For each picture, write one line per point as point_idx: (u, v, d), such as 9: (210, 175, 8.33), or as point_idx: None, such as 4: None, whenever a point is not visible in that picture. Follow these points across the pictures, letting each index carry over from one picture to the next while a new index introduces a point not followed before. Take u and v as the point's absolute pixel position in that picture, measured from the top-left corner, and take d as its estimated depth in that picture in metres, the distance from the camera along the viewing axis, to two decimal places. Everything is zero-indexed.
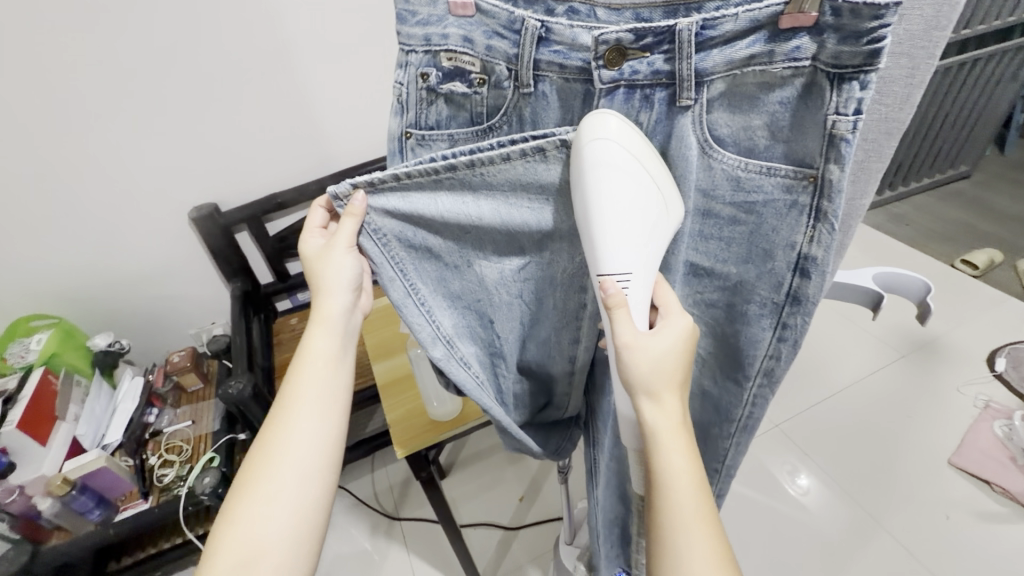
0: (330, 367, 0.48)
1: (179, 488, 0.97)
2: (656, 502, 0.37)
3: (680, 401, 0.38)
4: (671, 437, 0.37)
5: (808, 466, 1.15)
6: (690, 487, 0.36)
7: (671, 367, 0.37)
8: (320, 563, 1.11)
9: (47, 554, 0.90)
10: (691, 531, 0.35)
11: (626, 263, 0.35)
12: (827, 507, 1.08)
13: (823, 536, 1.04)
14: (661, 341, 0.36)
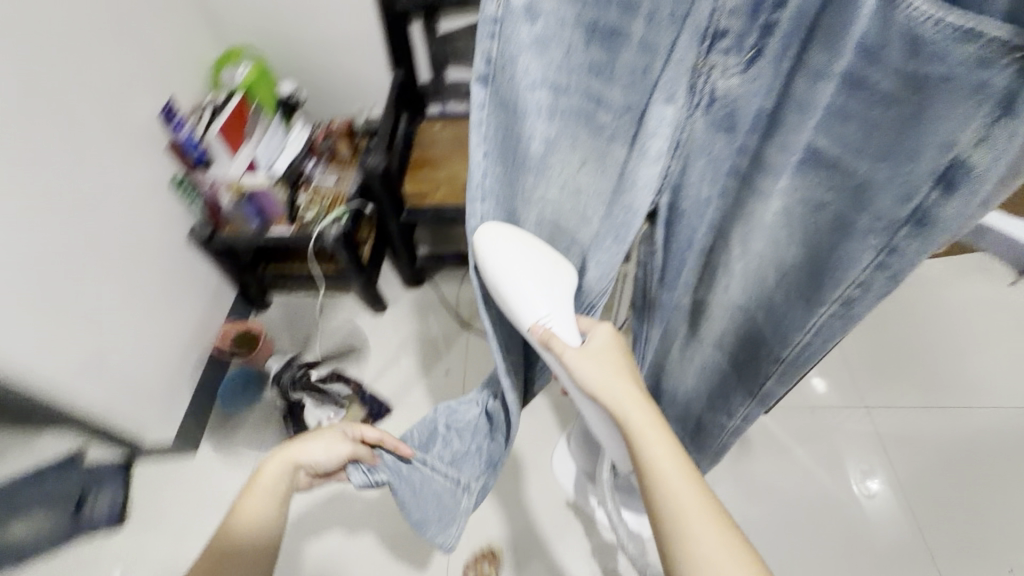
0: (271, 489, 0.62)
1: (313, 229, 1.16)
2: (659, 505, 0.40)
3: (638, 391, 0.44)
4: (650, 434, 0.42)
5: (888, 474, 1.06)
6: (679, 473, 0.41)
7: (609, 364, 0.45)
8: (400, 333, 1.33)
9: (221, 239, 1.17)
10: (694, 524, 0.39)
11: (543, 307, 0.43)
12: (889, 520, 1.01)
13: (874, 546, 0.99)
14: (593, 359, 0.45)
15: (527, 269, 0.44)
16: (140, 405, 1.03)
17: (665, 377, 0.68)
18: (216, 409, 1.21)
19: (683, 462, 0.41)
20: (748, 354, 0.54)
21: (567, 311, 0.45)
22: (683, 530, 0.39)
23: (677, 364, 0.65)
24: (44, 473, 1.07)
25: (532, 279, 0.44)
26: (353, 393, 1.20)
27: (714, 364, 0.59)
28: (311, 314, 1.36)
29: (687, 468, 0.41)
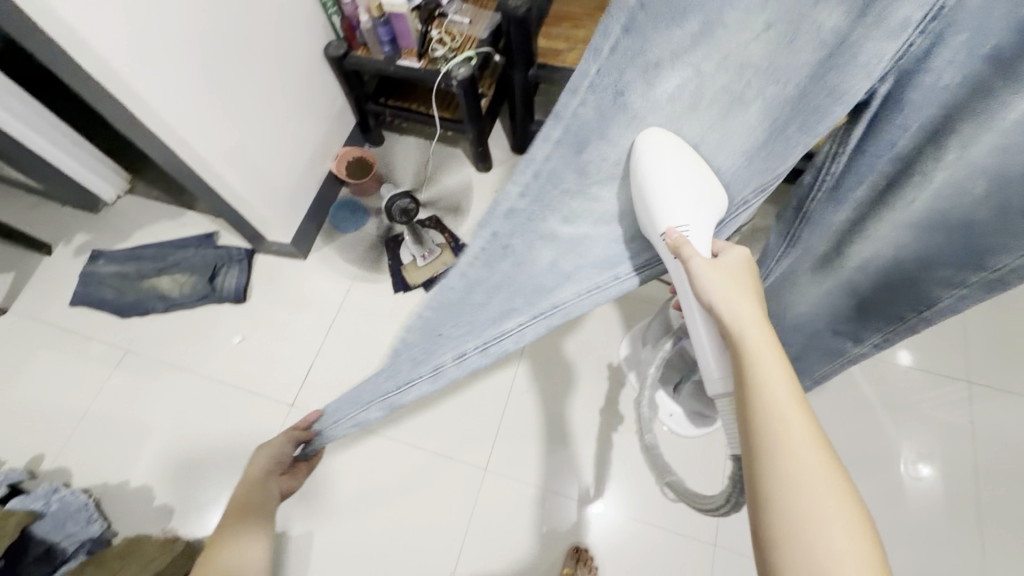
0: (249, 515, 0.59)
1: (440, 66, 1.15)
2: (760, 423, 0.35)
3: (762, 315, 0.40)
4: (770, 359, 0.37)
5: (942, 461, 1.01)
6: (788, 392, 0.36)
7: (735, 276, 0.42)
8: (501, 194, 1.34)
9: (352, 59, 1.17)
10: (797, 456, 0.34)
11: (685, 214, 0.41)
12: (938, 501, 0.98)
13: (917, 514, 0.97)
14: (721, 272, 0.41)
15: (681, 195, 0.39)
16: (271, 201, 1.13)
17: (783, 295, 0.65)
18: (327, 225, 1.33)
19: (803, 396, 0.36)
20: (908, 276, 0.51)
21: (705, 227, 0.43)
22: (794, 468, 0.34)
23: (804, 285, 0.62)
24: (192, 244, 1.32)
25: (684, 198, 0.40)
26: (446, 244, 1.26)
27: (859, 284, 0.56)
28: (419, 157, 1.39)
29: (807, 405, 0.36)
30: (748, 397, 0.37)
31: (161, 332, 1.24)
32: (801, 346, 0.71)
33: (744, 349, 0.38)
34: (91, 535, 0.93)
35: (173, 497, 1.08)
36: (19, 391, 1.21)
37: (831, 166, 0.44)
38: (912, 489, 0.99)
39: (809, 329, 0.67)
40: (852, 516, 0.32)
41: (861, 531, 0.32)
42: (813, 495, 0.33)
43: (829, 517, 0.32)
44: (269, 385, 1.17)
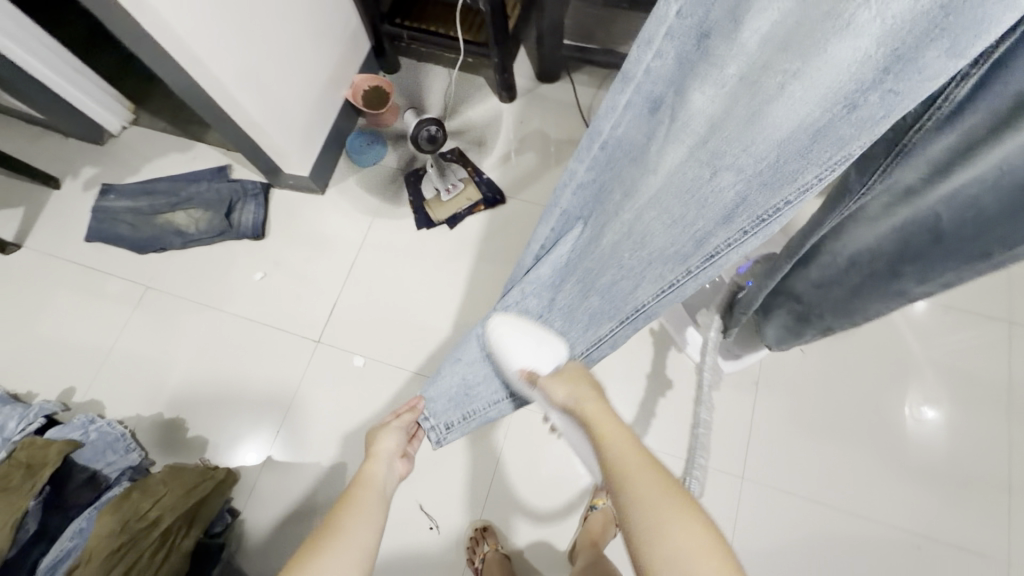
0: (375, 490, 0.63)
1: None
2: (621, 489, 0.49)
3: (598, 397, 0.57)
4: (603, 423, 0.54)
5: (943, 405, 1.01)
6: (642, 465, 0.49)
7: (577, 384, 0.59)
8: (527, 126, 1.27)
9: None
10: (654, 506, 0.46)
11: (530, 360, 0.60)
12: (949, 442, 0.99)
13: (944, 450, 0.98)
14: (557, 380, 0.59)
15: (529, 347, 0.60)
16: (288, 130, 1.07)
17: (841, 232, 0.58)
18: (344, 158, 1.27)
19: (632, 445, 0.52)
20: (1010, 208, 0.43)
21: (546, 359, 0.60)
22: (628, 489, 0.48)
23: (870, 221, 0.55)
24: (205, 178, 1.27)
25: (529, 350, 0.60)
26: (469, 178, 1.22)
27: (938, 223, 0.48)
28: (439, 86, 1.31)
29: (635, 448, 0.51)
30: (602, 455, 0.53)
31: (181, 267, 1.22)
32: (845, 295, 0.63)
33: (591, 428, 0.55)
34: (131, 464, 0.95)
35: (206, 428, 1.10)
36: (43, 326, 1.20)
37: (954, 89, 0.38)
38: (913, 433, 1.00)
39: (861, 271, 0.59)
40: (672, 509, 0.46)
41: (685, 523, 0.45)
42: (643, 503, 0.47)
43: (653, 513, 0.46)
44: (294, 320, 1.16)
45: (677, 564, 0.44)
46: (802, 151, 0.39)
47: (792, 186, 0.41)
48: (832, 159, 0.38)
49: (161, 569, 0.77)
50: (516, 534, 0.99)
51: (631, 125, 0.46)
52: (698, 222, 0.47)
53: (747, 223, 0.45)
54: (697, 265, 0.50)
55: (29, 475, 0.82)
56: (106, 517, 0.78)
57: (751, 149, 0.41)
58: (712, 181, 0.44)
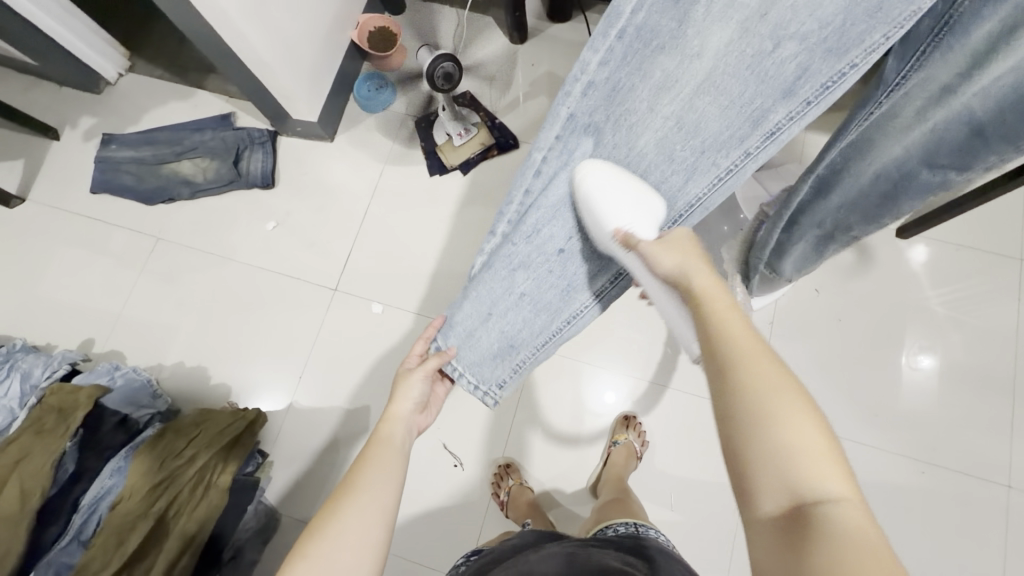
0: (392, 451, 0.61)
1: None
2: (729, 353, 0.46)
3: (709, 271, 0.53)
4: (718, 303, 0.50)
5: (940, 347, 1.03)
6: (748, 339, 0.47)
7: (682, 250, 0.55)
8: (539, 68, 1.23)
9: None
10: (764, 388, 0.43)
11: (627, 218, 0.57)
12: (952, 379, 1.02)
13: (949, 386, 1.01)
14: (667, 250, 0.56)
15: (624, 201, 0.58)
16: (295, 70, 1.03)
17: (865, 151, 0.58)
18: (352, 105, 1.24)
19: (750, 332, 0.48)
20: None
21: (639, 220, 0.58)
22: (741, 369, 0.45)
23: (894, 134, 0.54)
24: (209, 127, 1.24)
25: (627, 208, 0.57)
26: (482, 122, 1.19)
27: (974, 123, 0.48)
28: (446, 25, 1.26)
29: (750, 333, 0.48)
30: (709, 335, 0.49)
31: (192, 218, 1.21)
32: (875, 205, 0.62)
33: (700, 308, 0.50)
34: (158, 410, 0.98)
35: (228, 376, 1.11)
36: (54, 280, 1.19)
37: None
38: (905, 376, 1.03)
39: (876, 193, 0.60)
40: (789, 394, 0.43)
41: (803, 409, 0.42)
42: (764, 386, 0.43)
43: (770, 395, 0.43)
44: (308, 270, 1.16)
45: (791, 449, 0.40)
46: (870, 13, 0.46)
47: (859, 49, 0.47)
48: (901, 15, 0.44)
49: (202, 502, 0.81)
50: (537, 469, 1.02)
51: (659, 9, 0.52)
52: (759, 99, 0.54)
53: (813, 93, 0.51)
54: (756, 144, 0.55)
55: (63, 418, 0.84)
56: (143, 456, 0.83)
57: (817, 13, 0.48)
58: (773, 55, 0.51)
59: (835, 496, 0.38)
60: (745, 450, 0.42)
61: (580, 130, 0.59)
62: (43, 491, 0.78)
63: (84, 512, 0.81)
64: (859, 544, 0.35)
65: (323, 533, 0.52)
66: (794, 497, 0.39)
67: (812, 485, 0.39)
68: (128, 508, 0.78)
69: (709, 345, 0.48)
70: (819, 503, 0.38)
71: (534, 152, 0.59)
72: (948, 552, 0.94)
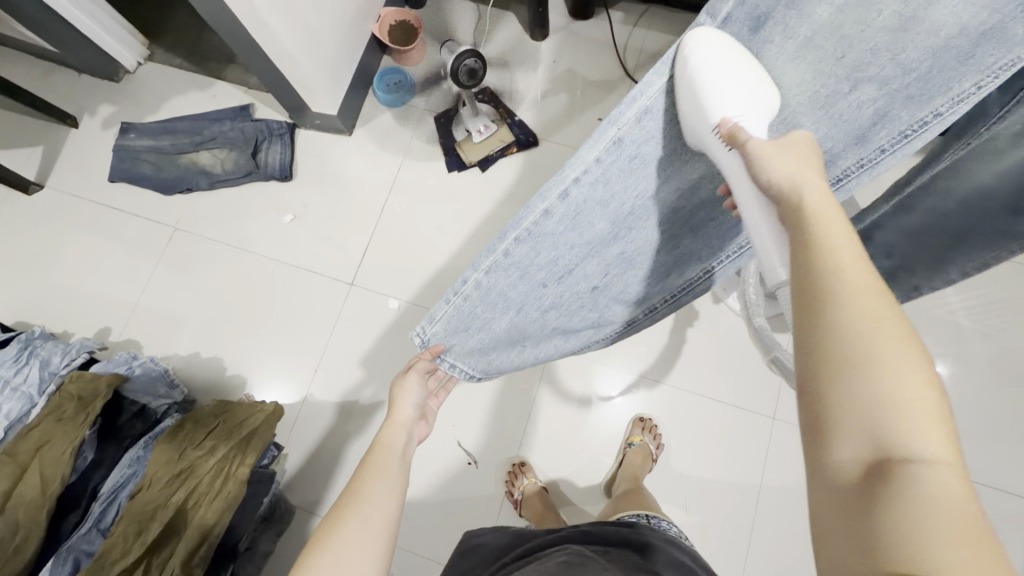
0: (394, 459, 0.60)
1: None
2: (839, 292, 0.33)
3: (830, 189, 0.39)
4: (829, 223, 0.36)
5: (959, 358, 1.02)
6: (863, 269, 0.34)
7: (797, 156, 0.41)
8: (560, 65, 1.22)
9: None
10: (888, 350, 0.31)
11: (740, 105, 0.44)
12: (971, 389, 1.01)
13: (969, 396, 1.00)
14: (783, 151, 0.41)
15: (733, 91, 0.43)
16: (316, 62, 1.03)
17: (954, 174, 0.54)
18: (371, 98, 1.23)
19: (864, 261, 0.34)
20: None
21: (751, 103, 0.44)
22: (837, 296, 0.33)
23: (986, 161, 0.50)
24: (227, 118, 1.24)
25: (734, 93, 0.43)
26: (501, 119, 1.18)
27: None
28: (467, 21, 1.25)
29: (863, 264, 0.34)
30: (810, 256, 0.35)
31: (209, 209, 1.21)
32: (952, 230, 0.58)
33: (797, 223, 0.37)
34: (174, 400, 0.98)
35: (243, 367, 1.11)
36: (71, 267, 1.19)
37: None
38: None
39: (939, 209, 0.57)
40: (898, 341, 0.31)
41: (911, 359, 0.31)
42: (867, 327, 0.32)
43: (875, 347, 0.31)
44: (325, 264, 1.16)
45: (891, 399, 0.30)
46: (959, 61, 0.42)
47: (945, 97, 0.45)
48: (998, 64, 0.42)
49: (221, 493, 0.81)
50: (551, 468, 1.02)
51: (730, 45, 0.45)
52: (829, 144, 0.50)
53: (888, 140, 0.49)
54: (823, 186, 0.53)
55: (82, 405, 0.84)
56: (163, 446, 0.84)
57: (900, 59, 0.43)
58: (849, 98, 0.46)
59: (929, 456, 0.28)
60: (826, 394, 0.32)
61: (625, 160, 0.48)
62: (63, 478, 0.78)
63: (104, 500, 0.81)
64: (953, 525, 0.26)
65: (326, 547, 0.50)
66: (875, 450, 0.29)
67: (903, 443, 0.29)
68: (149, 497, 0.79)
69: (803, 265, 0.35)
70: (908, 467, 0.28)
71: (567, 169, 0.49)
72: None
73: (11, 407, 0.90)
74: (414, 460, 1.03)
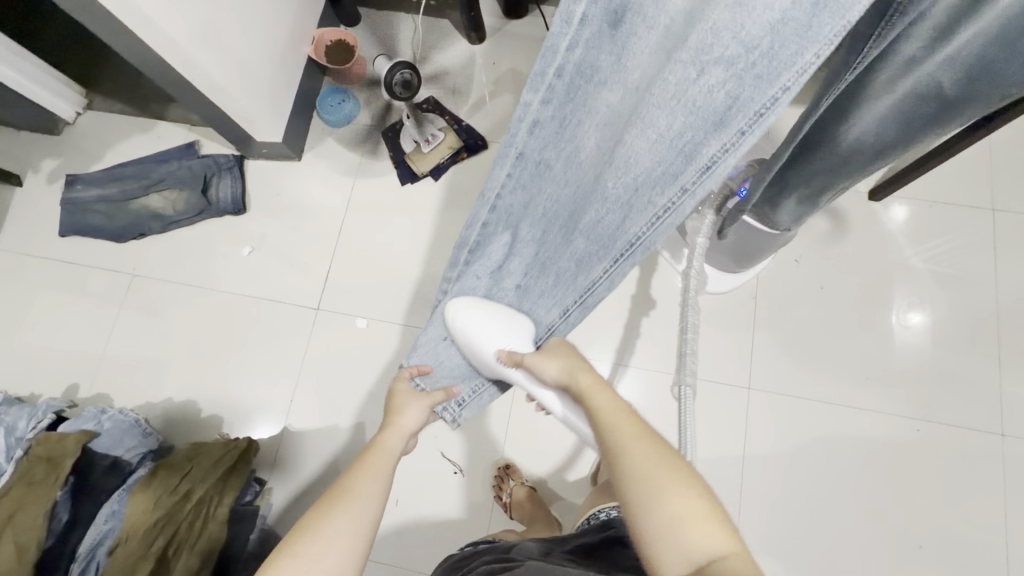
0: (388, 460, 0.62)
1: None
2: (622, 464, 0.52)
3: (591, 372, 0.61)
4: (599, 396, 0.58)
5: (926, 306, 1.04)
6: (641, 443, 0.52)
7: (559, 360, 0.62)
8: (502, 66, 1.22)
9: None
10: (664, 498, 0.48)
11: (505, 340, 0.65)
12: (940, 338, 1.02)
13: (937, 343, 1.02)
14: (548, 358, 0.63)
15: (500, 329, 0.66)
16: (252, 92, 1.02)
17: (844, 121, 0.57)
18: (317, 121, 1.22)
19: (637, 425, 0.54)
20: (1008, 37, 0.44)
21: None
22: (630, 457, 0.52)
23: (869, 103, 0.54)
24: (174, 157, 1.23)
25: None
26: (448, 126, 1.18)
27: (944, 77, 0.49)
28: (403, 34, 1.25)
29: (636, 429, 0.54)
30: (598, 430, 0.56)
31: (166, 251, 1.19)
32: (862, 162, 0.62)
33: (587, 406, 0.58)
34: (149, 448, 0.96)
35: (218, 406, 1.10)
36: (36, 325, 1.18)
37: None
38: (898, 338, 1.03)
39: (858, 152, 0.61)
40: (671, 472, 0.49)
41: (685, 481, 0.49)
42: (652, 476, 0.49)
43: (652, 479, 0.49)
44: (291, 292, 1.15)
45: (675, 520, 0.47)
46: (799, 35, 0.37)
47: (791, 71, 0.39)
48: (832, 31, 0.36)
49: (202, 536, 0.83)
50: (537, 466, 1.02)
51: (596, 44, 0.46)
52: (688, 132, 0.46)
53: (746, 122, 0.43)
54: (692, 178, 0.48)
55: (51, 468, 0.84)
56: (140, 496, 0.83)
57: (739, 37, 0.39)
58: (699, 84, 0.43)
59: (721, 554, 0.44)
60: (640, 527, 0.48)
61: (534, 166, 0.56)
62: (39, 543, 0.77)
63: (82, 560, 0.80)
64: None
65: (314, 539, 0.53)
66: (691, 568, 0.45)
67: (698, 550, 0.45)
68: (128, 551, 0.78)
69: (603, 436, 0.55)
70: (710, 568, 0.43)
71: (489, 184, 0.58)
72: (950, 504, 0.96)
73: None
74: (403, 477, 1.03)
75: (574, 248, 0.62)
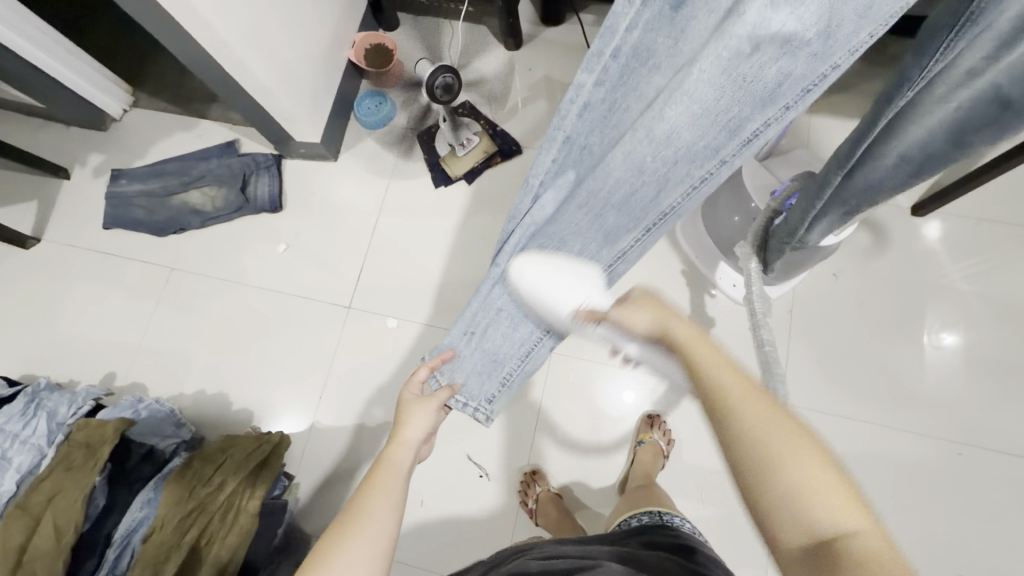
0: (399, 476, 0.61)
1: None
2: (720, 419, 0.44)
3: (688, 322, 0.52)
4: (699, 347, 0.49)
5: (968, 326, 1.01)
6: (756, 404, 0.43)
7: (649, 308, 0.55)
8: (537, 72, 1.23)
9: None
10: (783, 463, 0.40)
11: (579, 296, 0.61)
12: (981, 358, 0.99)
13: (979, 363, 0.99)
14: (637, 309, 0.55)
15: (570, 283, 0.62)
16: (296, 94, 1.05)
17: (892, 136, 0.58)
18: (354, 123, 1.24)
19: (742, 376, 0.46)
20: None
21: None
22: (754, 432, 0.42)
23: (917, 115, 0.55)
24: (214, 155, 1.26)
25: None
26: (483, 130, 1.19)
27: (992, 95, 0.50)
28: (440, 40, 1.27)
29: (754, 387, 0.45)
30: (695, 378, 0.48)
31: (202, 246, 1.22)
32: (903, 178, 0.62)
33: (688, 356, 0.49)
34: (183, 439, 0.99)
35: (248, 400, 1.12)
36: (77, 313, 1.21)
37: None
38: (936, 359, 1.00)
39: (900, 170, 0.61)
40: (795, 438, 0.41)
41: (812, 450, 0.40)
42: (772, 436, 0.41)
43: (773, 436, 0.41)
44: (323, 290, 1.16)
45: (796, 495, 0.39)
46: (858, 16, 0.44)
47: (842, 51, 0.46)
48: (889, 13, 0.44)
49: (235, 527, 0.83)
50: (562, 472, 1.01)
51: (654, 24, 0.45)
52: (737, 108, 0.50)
53: (791, 98, 0.50)
54: (732, 151, 0.54)
55: (90, 453, 0.85)
56: (171, 487, 0.84)
57: (797, 17, 0.44)
58: (754, 63, 0.47)
59: (850, 531, 0.37)
60: (754, 490, 0.41)
61: (577, 151, 0.53)
62: (76, 527, 0.79)
63: (118, 545, 0.81)
64: None
65: (329, 563, 0.51)
66: (812, 539, 0.38)
67: (832, 523, 0.37)
68: (161, 539, 0.79)
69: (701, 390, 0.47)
70: (838, 543, 0.37)
71: (531, 178, 0.55)
72: (990, 532, 0.92)
73: (21, 460, 0.90)
74: (429, 478, 1.03)
75: (595, 225, 0.61)
